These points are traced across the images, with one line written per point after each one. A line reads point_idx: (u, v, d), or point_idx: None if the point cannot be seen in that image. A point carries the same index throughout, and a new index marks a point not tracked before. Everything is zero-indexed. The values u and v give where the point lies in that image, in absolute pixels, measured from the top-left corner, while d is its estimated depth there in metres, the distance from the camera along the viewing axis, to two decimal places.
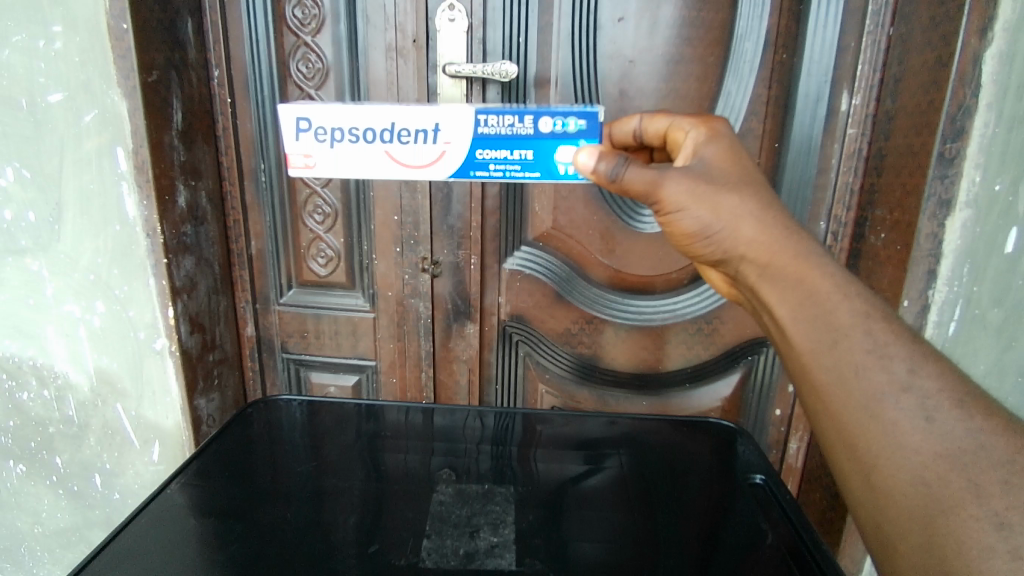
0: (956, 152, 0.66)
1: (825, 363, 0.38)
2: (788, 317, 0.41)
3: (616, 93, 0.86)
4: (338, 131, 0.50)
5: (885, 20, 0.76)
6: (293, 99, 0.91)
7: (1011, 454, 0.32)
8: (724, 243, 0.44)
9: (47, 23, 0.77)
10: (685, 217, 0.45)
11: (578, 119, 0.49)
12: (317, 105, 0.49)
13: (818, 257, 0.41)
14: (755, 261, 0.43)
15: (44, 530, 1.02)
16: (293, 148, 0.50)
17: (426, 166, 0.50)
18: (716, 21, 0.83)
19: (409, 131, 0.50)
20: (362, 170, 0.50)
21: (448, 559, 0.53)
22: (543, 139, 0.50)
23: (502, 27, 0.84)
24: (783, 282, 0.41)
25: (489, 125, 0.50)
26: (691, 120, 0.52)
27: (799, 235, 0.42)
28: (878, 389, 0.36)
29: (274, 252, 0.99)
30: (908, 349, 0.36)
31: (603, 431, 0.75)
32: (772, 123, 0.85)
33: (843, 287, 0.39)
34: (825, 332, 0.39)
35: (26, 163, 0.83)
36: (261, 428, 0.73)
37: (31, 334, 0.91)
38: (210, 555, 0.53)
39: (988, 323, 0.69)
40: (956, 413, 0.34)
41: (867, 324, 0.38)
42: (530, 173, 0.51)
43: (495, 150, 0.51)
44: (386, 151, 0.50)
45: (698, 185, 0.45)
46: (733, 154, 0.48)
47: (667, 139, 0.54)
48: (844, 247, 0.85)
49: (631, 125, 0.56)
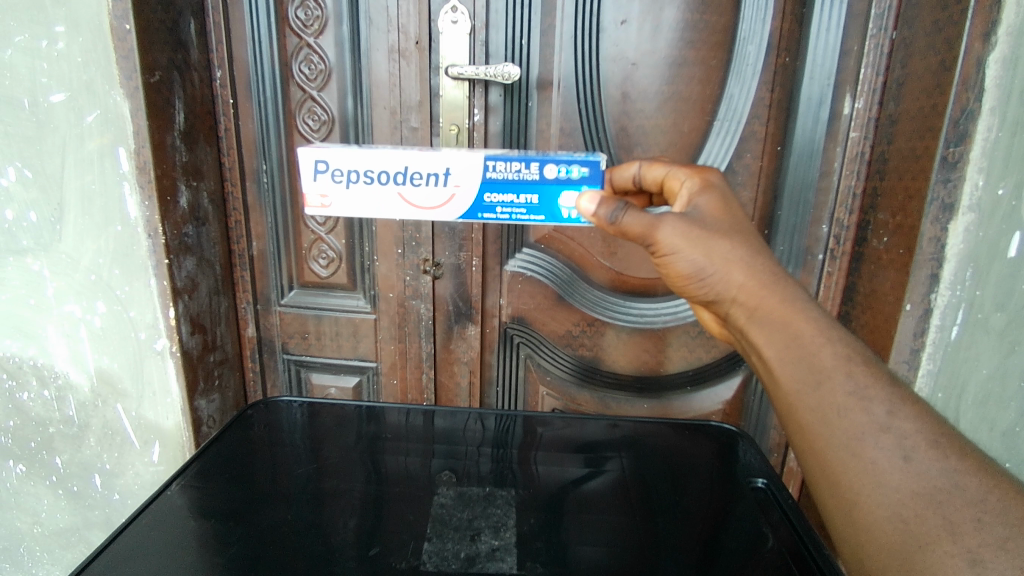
0: (960, 155, 0.66)
1: (809, 404, 0.39)
2: (775, 359, 0.41)
3: (617, 96, 0.86)
4: (354, 173, 0.50)
5: (888, 23, 0.76)
6: (294, 101, 0.91)
7: (982, 492, 0.33)
8: (716, 285, 0.45)
9: (50, 23, 0.77)
10: (680, 260, 0.45)
11: (580, 166, 0.50)
12: (334, 148, 0.49)
13: (803, 301, 0.42)
14: (744, 303, 0.43)
15: (44, 529, 1.02)
16: (308, 188, 0.50)
17: (436, 208, 0.51)
18: (718, 24, 0.82)
19: (421, 174, 0.50)
20: (376, 208, 0.50)
21: (449, 562, 0.53)
22: (548, 184, 0.50)
23: (504, 29, 0.84)
24: (769, 325, 0.42)
25: (497, 171, 0.50)
26: (687, 170, 0.52)
27: (784, 281, 0.43)
28: (859, 429, 0.36)
29: (276, 253, 0.98)
30: (887, 392, 0.37)
31: (603, 434, 0.75)
32: (775, 126, 0.85)
33: (825, 332, 0.40)
34: (809, 373, 0.39)
35: (28, 163, 0.82)
36: (262, 429, 0.73)
37: (32, 334, 0.91)
38: (210, 556, 0.53)
39: (990, 328, 0.68)
40: (931, 452, 0.35)
41: (848, 367, 0.38)
42: (535, 216, 0.51)
43: (502, 194, 0.51)
44: (399, 193, 0.50)
45: (692, 229, 0.45)
46: (725, 206, 0.48)
47: (663, 187, 0.54)
48: (846, 251, 0.85)
49: (630, 171, 0.56)
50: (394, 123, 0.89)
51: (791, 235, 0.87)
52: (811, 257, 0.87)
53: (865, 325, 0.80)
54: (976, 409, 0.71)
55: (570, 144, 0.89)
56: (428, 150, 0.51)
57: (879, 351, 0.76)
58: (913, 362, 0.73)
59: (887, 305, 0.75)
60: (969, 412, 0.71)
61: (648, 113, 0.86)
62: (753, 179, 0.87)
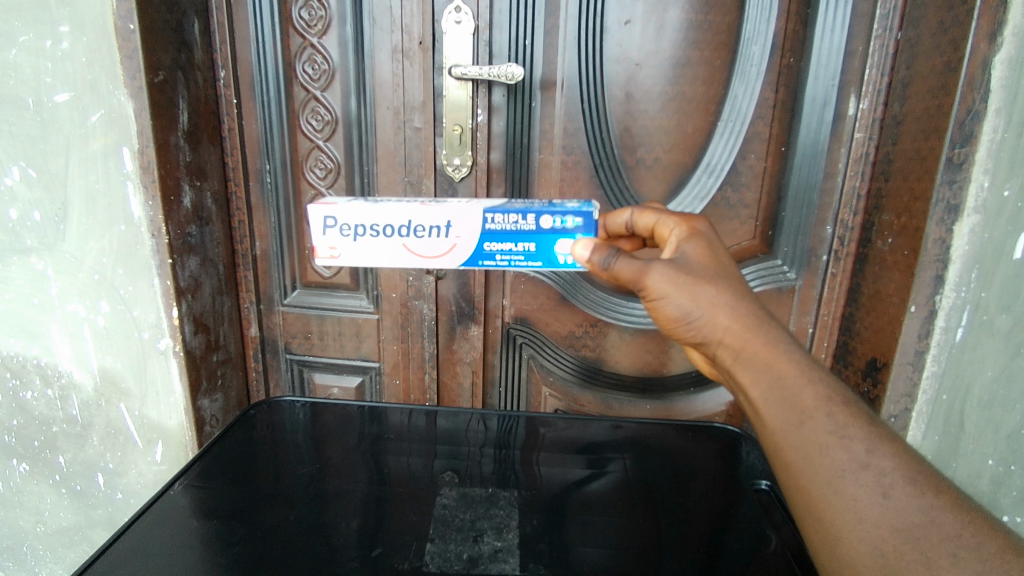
0: (965, 157, 0.66)
1: (793, 442, 0.39)
2: (760, 400, 0.41)
3: (621, 96, 0.86)
4: (361, 227, 0.52)
5: (893, 23, 0.76)
6: (298, 101, 0.91)
7: (958, 528, 0.34)
8: (703, 328, 0.45)
9: (54, 23, 0.78)
10: (668, 304, 0.46)
11: (575, 217, 0.51)
12: (342, 204, 0.51)
13: (785, 344, 0.42)
14: (730, 345, 0.44)
15: (46, 528, 1.02)
16: (318, 241, 0.52)
17: (439, 258, 0.52)
18: (722, 24, 0.82)
19: (424, 227, 0.52)
20: (383, 259, 0.52)
21: (452, 563, 0.53)
22: (544, 234, 0.51)
23: (508, 30, 0.84)
24: (754, 367, 0.42)
25: (496, 222, 0.51)
26: (676, 218, 0.54)
27: (768, 323, 0.43)
28: (840, 466, 0.37)
29: (279, 253, 0.99)
30: (867, 431, 0.38)
31: (607, 435, 0.75)
32: (779, 127, 0.84)
33: (807, 373, 0.41)
34: (792, 412, 0.40)
35: (32, 163, 0.83)
36: (265, 429, 0.73)
37: (36, 334, 0.91)
38: (212, 557, 0.53)
39: (995, 330, 0.67)
40: (909, 488, 0.36)
41: (829, 407, 0.39)
42: (533, 263, 0.52)
43: (501, 243, 0.52)
44: (404, 245, 0.52)
45: (679, 275, 0.46)
46: (712, 252, 0.49)
47: (655, 234, 0.57)
48: (850, 252, 0.84)
49: (623, 218, 0.59)
50: (397, 123, 0.89)
51: (795, 237, 0.87)
52: (815, 258, 0.87)
53: (870, 327, 0.80)
54: (982, 412, 0.69)
55: (573, 144, 0.88)
56: (430, 204, 0.52)
57: (883, 354, 0.76)
58: (918, 364, 0.72)
59: (892, 306, 0.75)
60: (974, 414, 0.70)
61: (651, 113, 0.86)
62: (757, 180, 0.87)
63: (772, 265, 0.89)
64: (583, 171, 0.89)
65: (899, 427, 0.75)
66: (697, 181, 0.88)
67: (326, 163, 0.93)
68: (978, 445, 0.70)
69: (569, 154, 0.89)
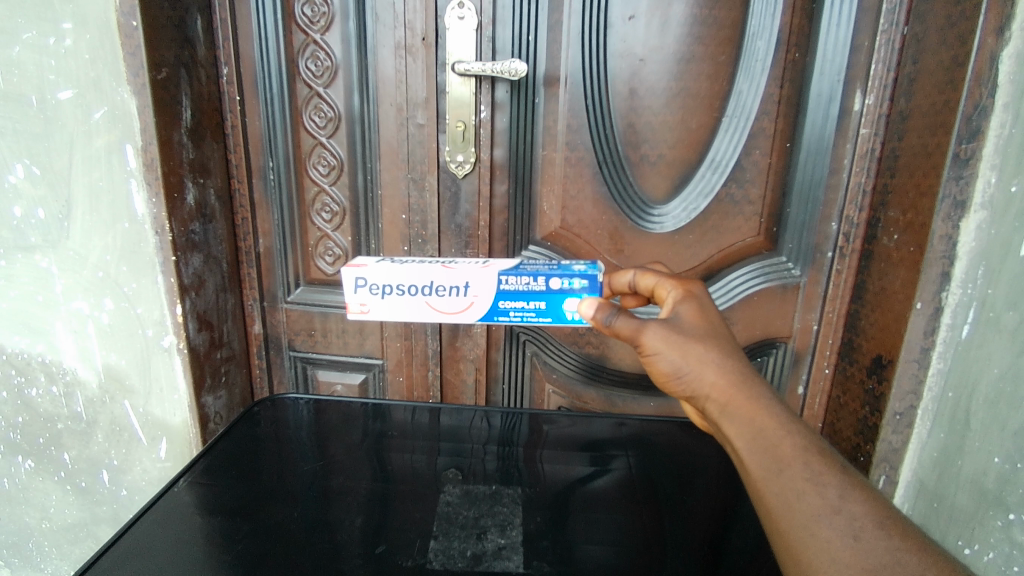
0: (972, 152, 0.65)
1: (773, 489, 0.42)
2: (745, 450, 0.44)
3: (625, 92, 0.86)
4: (389, 286, 0.60)
5: (899, 18, 0.75)
6: (300, 98, 0.91)
7: (922, 569, 0.37)
8: (693, 383, 0.48)
9: (58, 20, 0.78)
10: (661, 360, 0.49)
11: (581, 279, 0.58)
12: (371, 267, 0.60)
13: (766, 399, 0.46)
14: (716, 400, 0.47)
15: (52, 525, 1.03)
16: (350, 298, 0.61)
17: (457, 313, 0.60)
18: (727, 19, 0.82)
19: (445, 286, 0.59)
20: (407, 314, 0.60)
21: (456, 560, 0.53)
22: (553, 294, 0.58)
23: (511, 25, 0.84)
24: (737, 420, 0.45)
25: (509, 283, 0.59)
26: (673, 281, 0.58)
27: (752, 379, 0.47)
28: (815, 511, 0.40)
29: (282, 250, 0.98)
30: (840, 478, 0.42)
31: (610, 432, 0.74)
32: (784, 123, 0.84)
33: (786, 424, 0.44)
34: (772, 460, 0.43)
35: (36, 160, 0.83)
36: (268, 427, 0.73)
37: (41, 331, 0.91)
38: (216, 555, 0.53)
39: (1001, 327, 0.65)
40: (877, 532, 0.39)
41: (805, 456, 0.42)
42: (543, 318, 0.59)
43: (514, 301, 0.59)
44: (426, 302, 0.60)
45: (672, 333, 0.50)
46: (704, 313, 0.52)
47: (654, 295, 0.60)
48: (856, 249, 0.84)
49: (626, 279, 0.62)
50: (400, 120, 0.89)
51: (800, 233, 0.87)
52: (819, 254, 0.86)
53: (875, 324, 0.79)
54: (988, 409, 0.67)
55: (577, 141, 0.88)
56: (451, 267, 0.60)
57: (889, 350, 0.75)
58: (923, 361, 0.72)
59: (898, 303, 0.74)
60: (980, 411, 0.68)
61: (655, 109, 0.86)
62: (762, 176, 0.86)
63: (777, 261, 0.89)
64: (586, 167, 0.89)
65: (903, 425, 0.75)
66: (701, 177, 0.88)
67: (329, 160, 0.93)
68: (984, 443, 0.67)
69: (572, 151, 0.88)
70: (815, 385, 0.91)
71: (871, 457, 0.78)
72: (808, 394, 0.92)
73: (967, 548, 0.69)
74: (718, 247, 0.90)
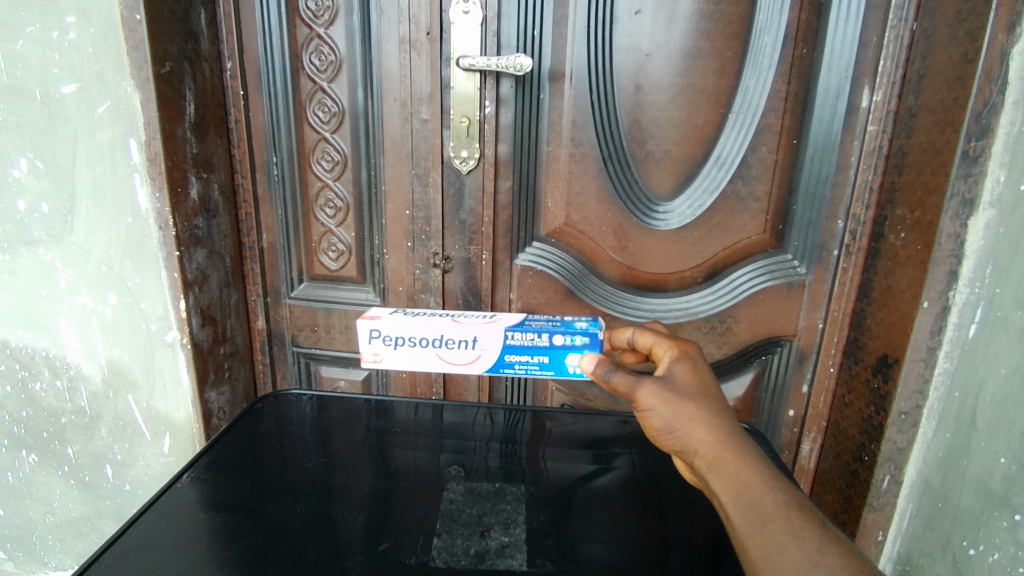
0: (981, 150, 0.65)
1: (756, 541, 0.43)
2: (730, 505, 0.46)
3: (630, 88, 0.85)
4: (401, 338, 0.60)
5: (909, 14, 0.74)
6: (305, 92, 0.91)
7: None
8: (683, 438, 0.49)
9: (61, 13, 0.77)
10: (654, 416, 0.50)
11: (582, 336, 0.58)
12: (385, 320, 0.60)
13: (752, 457, 0.47)
14: (704, 455, 0.48)
15: (56, 519, 1.03)
16: (364, 347, 0.60)
17: (466, 366, 0.60)
18: (734, 14, 0.81)
19: (454, 340, 0.59)
20: (420, 366, 0.60)
21: (459, 558, 0.53)
22: (556, 349, 0.59)
23: (516, 20, 0.83)
24: (724, 475, 0.47)
25: (515, 338, 0.59)
26: (670, 341, 0.59)
27: (739, 438, 0.48)
28: (795, 564, 0.41)
29: (286, 245, 0.98)
30: (819, 533, 0.42)
31: (614, 431, 0.74)
32: (791, 119, 0.83)
33: (769, 481, 0.46)
34: (756, 515, 0.44)
35: (39, 154, 0.83)
36: (271, 422, 0.73)
37: (44, 325, 0.92)
38: (219, 551, 0.53)
39: (1009, 327, 0.63)
40: None
41: (786, 511, 0.44)
42: (545, 371, 0.59)
43: (519, 355, 0.59)
44: (437, 354, 0.59)
45: (666, 391, 0.50)
46: (697, 373, 0.53)
47: (652, 354, 0.60)
48: (862, 247, 0.83)
49: (626, 335, 0.62)
50: (404, 115, 0.88)
51: (806, 231, 0.86)
52: (826, 252, 0.86)
53: (881, 323, 0.79)
54: (994, 409, 0.64)
55: (582, 137, 0.87)
56: (461, 321, 0.60)
57: (895, 349, 0.75)
58: (929, 361, 0.72)
59: (904, 302, 0.74)
60: (987, 411, 0.65)
61: (660, 104, 0.85)
62: (769, 173, 0.85)
63: (783, 260, 0.88)
64: (591, 163, 0.88)
65: (909, 425, 0.75)
66: (706, 174, 0.87)
67: (333, 155, 0.93)
68: (990, 444, 0.64)
69: (577, 147, 0.88)
70: (820, 384, 0.91)
71: (876, 457, 0.78)
72: (813, 393, 0.92)
73: (974, 549, 0.66)
74: (722, 246, 0.89)
